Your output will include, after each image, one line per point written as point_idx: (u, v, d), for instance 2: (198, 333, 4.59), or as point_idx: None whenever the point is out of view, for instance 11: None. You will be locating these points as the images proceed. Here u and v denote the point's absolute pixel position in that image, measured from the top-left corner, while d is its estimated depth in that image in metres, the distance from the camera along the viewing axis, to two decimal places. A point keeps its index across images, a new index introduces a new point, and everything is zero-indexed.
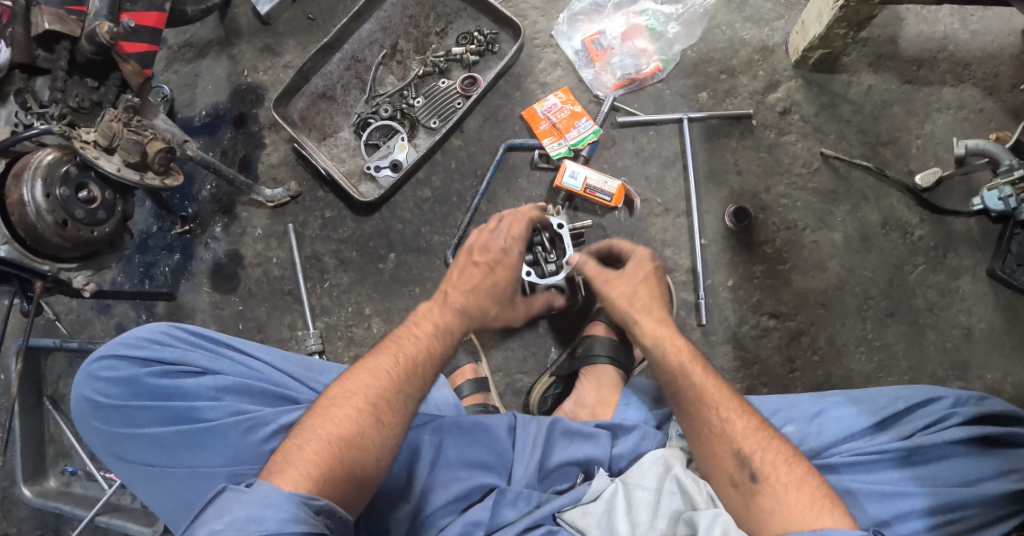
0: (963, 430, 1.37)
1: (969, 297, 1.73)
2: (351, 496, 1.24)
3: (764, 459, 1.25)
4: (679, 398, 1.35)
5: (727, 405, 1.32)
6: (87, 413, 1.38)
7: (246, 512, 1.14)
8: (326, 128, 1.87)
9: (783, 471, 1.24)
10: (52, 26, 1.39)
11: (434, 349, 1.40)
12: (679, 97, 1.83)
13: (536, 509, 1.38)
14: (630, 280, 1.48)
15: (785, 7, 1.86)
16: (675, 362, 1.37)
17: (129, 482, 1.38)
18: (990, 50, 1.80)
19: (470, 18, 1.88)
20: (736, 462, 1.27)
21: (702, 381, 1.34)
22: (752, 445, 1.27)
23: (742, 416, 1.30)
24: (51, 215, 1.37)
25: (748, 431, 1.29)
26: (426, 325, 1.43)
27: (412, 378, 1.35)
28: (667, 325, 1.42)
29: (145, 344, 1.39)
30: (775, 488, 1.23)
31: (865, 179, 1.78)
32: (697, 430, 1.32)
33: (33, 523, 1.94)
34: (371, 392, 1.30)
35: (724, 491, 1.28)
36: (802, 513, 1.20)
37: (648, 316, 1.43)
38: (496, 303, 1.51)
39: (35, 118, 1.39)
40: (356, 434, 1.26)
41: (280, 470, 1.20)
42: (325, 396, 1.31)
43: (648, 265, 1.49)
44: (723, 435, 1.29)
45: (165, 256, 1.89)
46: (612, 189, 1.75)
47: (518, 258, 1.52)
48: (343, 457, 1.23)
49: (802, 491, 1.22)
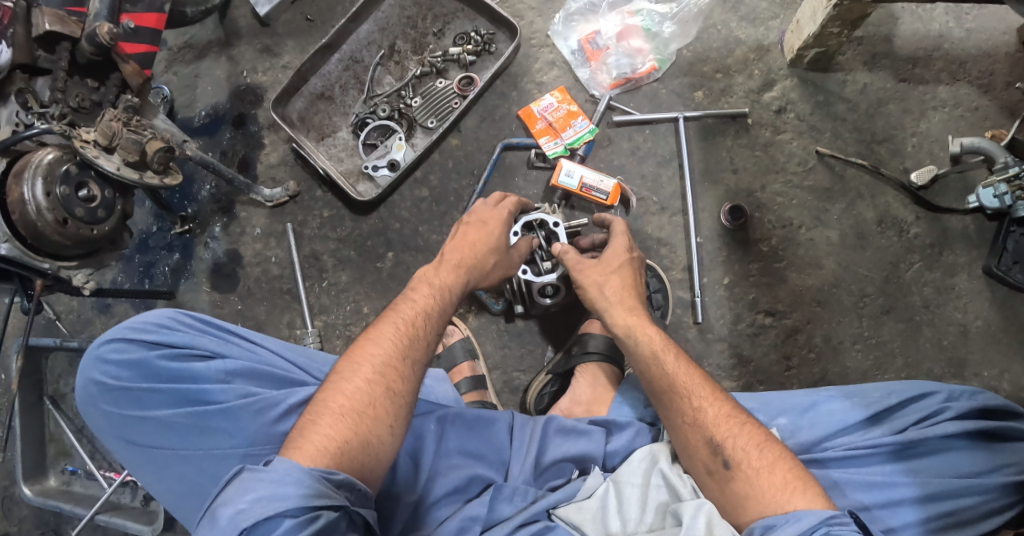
0: (956, 424, 1.37)
1: (965, 294, 1.73)
2: (368, 466, 1.25)
3: (736, 445, 1.29)
4: (654, 387, 1.39)
5: (699, 393, 1.35)
6: (97, 397, 1.38)
7: (268, 490, 1.13)
8: (324, 128, 1.88)
9: (754, 456, 1.28)
10: (52, 27, 1.41)
11: (435, 309, 1.44)
12: (675, 97, 1.84)
13: (532, 504, 1.39)
14: (602, 269, 1.52)
15: (780, 7, 1.87)
16: (646, 351, 1.41)
17: (139, 466, 1.38)
18: (985, 48, 1.80)
19: (467, 18, 1.90)
20: (709, 450, 1.31)
21: (674, 370, 1.38)
22: (724, 432, 1.31)
23: (713, 403, 1.34)
24: (51, 213, 1.39)
25: (719, 419, 1.32)
26: (424, 287, 1.46)
27: (415, 341, 1.38)
28: (637, 315, 1.46)
29: (154, 328, 1.39)
30: (748, 474, 1.27)
31: (861, 177, 1.78)
32: (671, 419, 1.36)
33: (34, 523, 1.95)
34: (378, 361, 1.33)
35: (701, 479, 1.33)
36: (774, 495, 1.24)
37: (619, 307, 1.48)
38: (495, 253, 1.54)
39: (35, 118, 1.42)
40: (368, 403, 1.28)
41: (297, 446, 1.22)
42: (335, 370, 1.33)
43: (625, 256, 1.53)
44: (696, 423, 1.33)
45: (165, 256, 1.90)
46: (608, 188, 1.73)
47: (507, 215, 1.57)
48: (359, 429, 1.25)
49: (774, 474, 1.26)
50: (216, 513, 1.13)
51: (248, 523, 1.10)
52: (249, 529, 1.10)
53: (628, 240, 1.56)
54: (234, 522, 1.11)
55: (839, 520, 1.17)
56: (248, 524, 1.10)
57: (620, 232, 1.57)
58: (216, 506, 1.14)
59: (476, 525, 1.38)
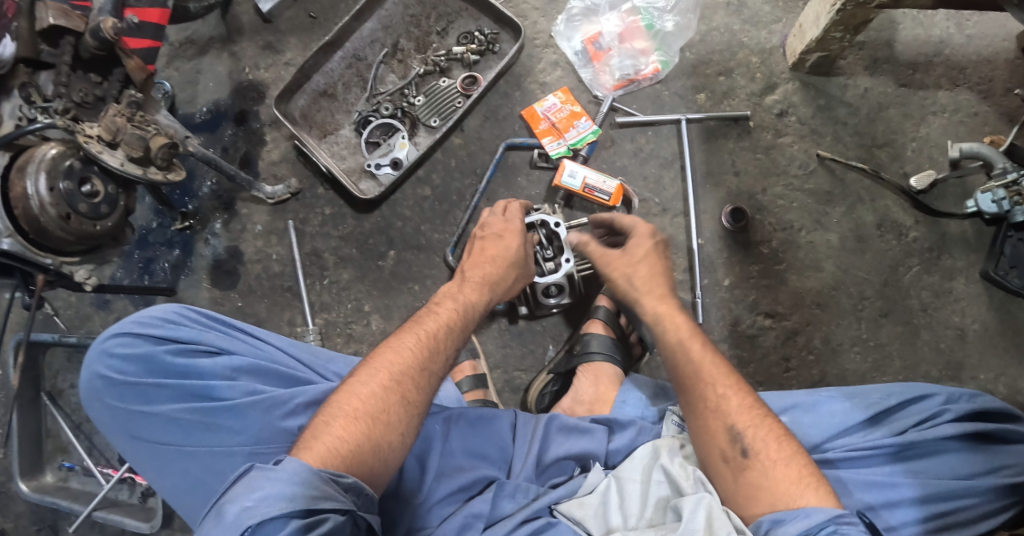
0: (954, 427, 1.39)
1: (963, 298, 1.74)
2: (376, 470, 1.25)
3: (756, 436, 1.29)
4: (677, 375, 1.40)
5: (724, 382, 1.36)
6: (102, 391, 1.37)
7: (277, 489, 1.13)
8: (326, 125, 1.88)
9: (773, 448, 1.28)
10: (56, 21, 1.38)
11: (457, 323, 1.45)
12: (678, 98, 1.85)
13: (534, 501, 1.39)
14: (629, 260, 1.52)
15: (784, 10, 1.87)
16: (674, 340, 1.42)
17: (143, 463, 1.38)
18: (985, 54, 1.82)
19: (470, 17, 1.90)
20: (728, 438, 1.31)
21: (701, 360, 1.39)
22: (746, 422, 1.31)
23: (737, 393, 1.34)
24: (54, 208, 1.38)
25: (743, 408, 1.33)
26: (448, 302, 1.49)
27: (435, 353, 1.39)
28: (667, 303, 1.47)
29: (160, 323, 1.39)
30: (764, 464, 1.27)
31: (861, 181, 1.79)
32: (693, 407, 1.36)
33: (31, 519, 1.94)
34: (395, 369, 1.33)
35: (717, 468, 1.32)
36: (789, 487, 1.24)
37: (650, 295, 1.48)
38: (514, 267, 1.58)
39: (38, 113, 1.40)
40: (383, 409, 1.28)
41: (308, 445, 1.21)
42: (353, 373, 1.33)
43: (648, 242, 1.53)
44: (720, 411, 1.33)
45: (165, 252, 1.90)
46: (611, 188, 1.75)
47: (519, 224, 1.62)
48: (371, 433, 1.25)
49: (790, 467, 1.26)
50: (222, 509, 1.12)
51: (252, 521, 1.10)
52: (254, 527, 1.10)
53: (650, 226, 1.56)
54: (238, 520, 1.10)
55: (848, 520, 1.18)
56: (253, 523, 1.10)
57: (638, 221, 1.57)
58: (221, 501, 1.14)
59: (479, 522, 1.37)
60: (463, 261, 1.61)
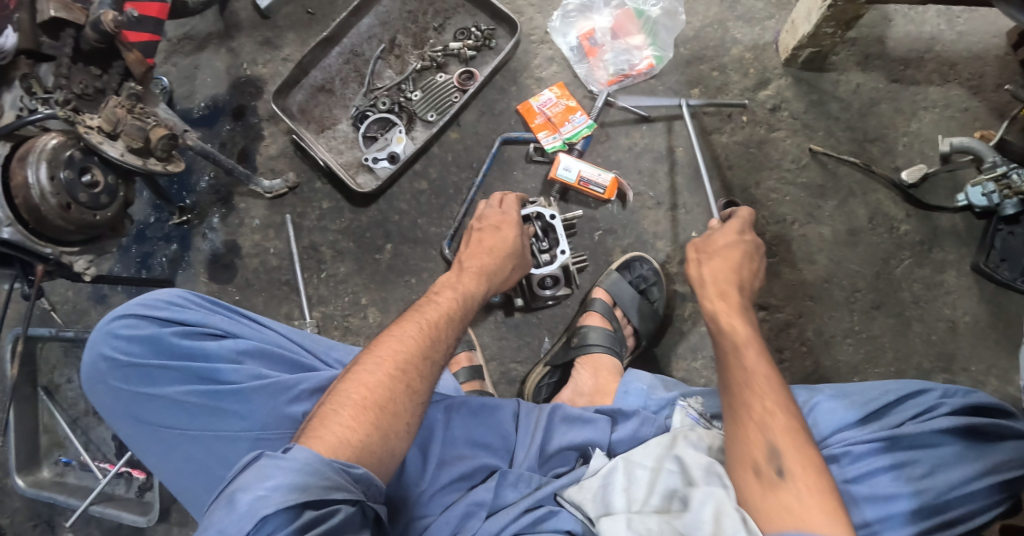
0: (951, 420, 1.39)
1: (954, 291, 1.76)
2: (385, 461, 1.25)
3: (794, 458, 1.21)
4: (728, 380, 1.32)
5: (773, 395, 1.27)
6: (106, 373, 1.38)
7: (290, 479, 1.13)
8: (324, 120, 1.90)
9: (810, 473, 1.20)
10: (57, 13, 1.40)
11: (457, 312, 1.46)
12: (672, 93, 1.87)
13: (537, 490, 1.40)
14: (706, 253, 1.49)
15: (776, 7, 1.89)
16: (731, 344, 1.35)
17: (146, 446, 1.39)
18: (975, 50, 1.84)
19: (467, 13, 1.91)
20: (765, 453, 1.23)
21: (756, 368, 1.30)
22: (787, 440, 1.23)
23: (783, 410, 1.26)
24: (55, 197, 1.39)
25: (787, 427, 1.24)
26: (447, 292, 1.50)
27: (437, 342, 1.39)
28: (725, 301, 1.42)
29: (165, 306, 1.40)
30: (797, 487, 1.19)
31: (853, 175, 1.82)
32: (735, 414, 1.28)
33: (26, 515, 1.94)
34: (401, 357, 1.33)
35: (744, 481, 1.24)
36: (819, 517, 1.16)
37: (714, 291, 1.43)
38: (512, 257, 1.60)
39: (39, 103, 1.41)
40: (390, 399, 1.29)
41: (318, 434, 1.22)
42: (357, 362, 1.33)
43: (739, 236, 1.50)
44: (761, 423, 1.25)
45: (162, 246, 1.91)
46: (605, 181, 1.78)
47: (516, 216, 1.65)
48: (380, 423, 1.26)
49: (823, 497, 1.18)
50: (234, 498, 1.12)
51: (268, 511, 1.10)
52: (268, 516, 1.10)
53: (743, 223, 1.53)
54: (253, 509, 1.10)
55: None
56: (268, 512, 1.10)
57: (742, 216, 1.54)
58: (232, 490, 1.13)
59: (481, 510, 1.38)
60: (460, 252, 1.62)
